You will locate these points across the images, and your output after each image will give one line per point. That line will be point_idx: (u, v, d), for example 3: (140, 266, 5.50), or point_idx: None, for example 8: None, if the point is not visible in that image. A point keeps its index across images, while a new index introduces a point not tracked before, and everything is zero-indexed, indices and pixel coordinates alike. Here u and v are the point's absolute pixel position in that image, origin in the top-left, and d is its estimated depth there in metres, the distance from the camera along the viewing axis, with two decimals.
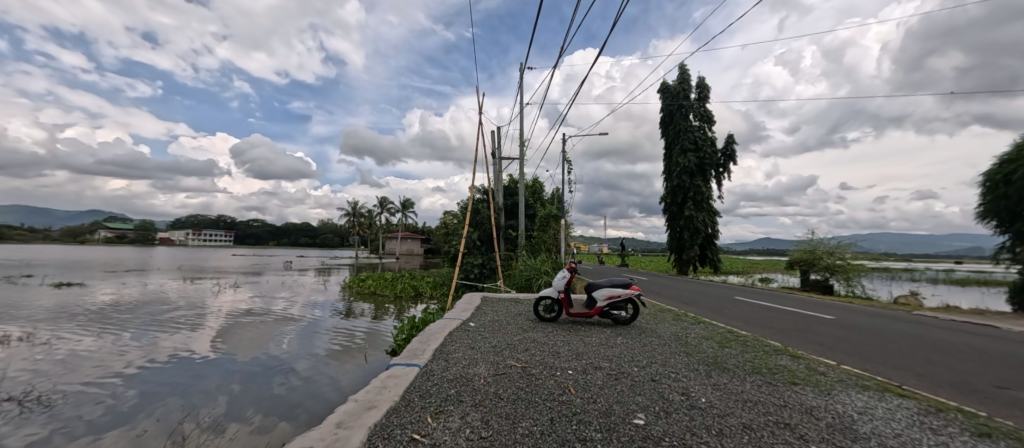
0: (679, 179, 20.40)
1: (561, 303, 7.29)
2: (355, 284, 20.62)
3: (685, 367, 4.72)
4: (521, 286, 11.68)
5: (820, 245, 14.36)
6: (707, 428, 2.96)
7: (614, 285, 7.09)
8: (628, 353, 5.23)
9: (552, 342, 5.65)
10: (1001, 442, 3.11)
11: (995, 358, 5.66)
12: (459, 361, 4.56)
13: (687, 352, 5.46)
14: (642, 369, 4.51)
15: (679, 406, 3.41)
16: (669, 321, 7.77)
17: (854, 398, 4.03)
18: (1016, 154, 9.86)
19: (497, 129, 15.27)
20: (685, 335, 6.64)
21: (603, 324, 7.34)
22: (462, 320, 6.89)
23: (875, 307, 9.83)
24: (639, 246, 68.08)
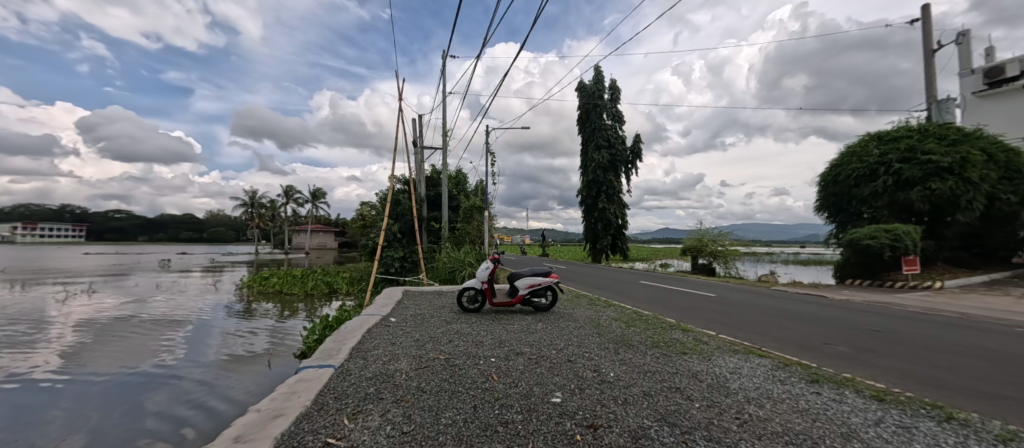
0: (594, 174, 21.95)
1: (484, 292, 7.62)
2: (257, 284, 18.92)
3: (597, 346, 5.38)
4: (445, 279, 11.85)
5: (706, 234, 16.58)
6: (614, 399, 3.52)
7: (535, 274, 7.63)
8: (549, 337, 5.78)
9: (476, 332, 6.03)
10: (824, 385, 4.17)
11: (825, 320, 7.31)
12: (378, 358, 4.67)
13: (598, 333, 6.18)
14: (560, 351, 5.07)
15: (592, 381, 3.96)
16: (585, 306, 8.58)
17: (727, 361, 4.97)
18: (840, 160, 12.50)
19: (418, 119, 15.09)
20: (597, 317, 7.42)
21: (524, 311, 7.90)
22: (382, 317, 6.90)
23: (747, 285, 11.79)
24: (557, 235, 71.60)
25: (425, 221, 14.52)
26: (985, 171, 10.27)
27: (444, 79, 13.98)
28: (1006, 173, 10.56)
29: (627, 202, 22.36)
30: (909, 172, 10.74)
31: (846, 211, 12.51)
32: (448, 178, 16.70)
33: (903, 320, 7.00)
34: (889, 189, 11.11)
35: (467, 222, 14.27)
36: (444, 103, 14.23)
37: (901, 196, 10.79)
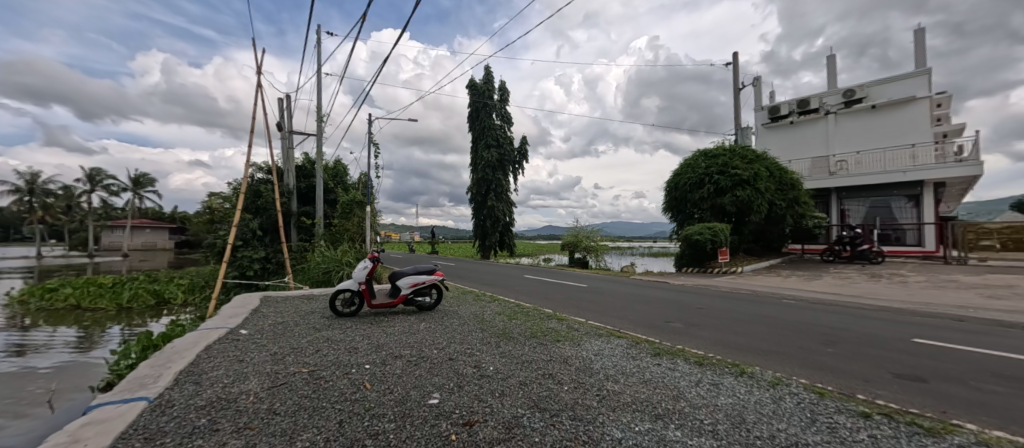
0: (484, 172, 22.49)
1: (362, 294, 7.33)
2: (41, 297, 14.62)
3: (479, 342, 5.60)
4: (318, 280, 10.95)
5: (581, 231, 18.39)
6: (492, 392, 3.58)
7: (418, 273, 7.59)
8: (431, 338, 5.81)
9: (351, 339, 5.73)
10: (664, 356, 5.01)
11: (668, 302, 8.75)
12: (220, 380, 4.03)
13: (481, 328, 6.46)
14: (442, 351, 5.13)
15: (472, 378, 4.05)
16: (470, 302, 8.83)
17: (594, 345, 5.66)
18: (681, 170, 15.12)
19: (286, 101, 13.59)
20: (481, 312, 7.72)
21: (407, 311, 7.80)
22: (229, 330, 6.11)
23: (612, 275, 13.49)
24: (447, 232, 71.41)
25: (294, 215, 13.31)
26: (768, 183, 13.57)
27: (318, 59, 12.85)
28: (784, 185, 14.03)
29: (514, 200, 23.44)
30: (724, 182, 13.53)
31: (682, 212, 15.15)
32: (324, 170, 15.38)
33: (721, 299, 8.80)
34: (712, 196, 13.82)
35: (345, 218, 13.35)
36: (320, 87, 13.07)
37: (719, 201, 13.56)
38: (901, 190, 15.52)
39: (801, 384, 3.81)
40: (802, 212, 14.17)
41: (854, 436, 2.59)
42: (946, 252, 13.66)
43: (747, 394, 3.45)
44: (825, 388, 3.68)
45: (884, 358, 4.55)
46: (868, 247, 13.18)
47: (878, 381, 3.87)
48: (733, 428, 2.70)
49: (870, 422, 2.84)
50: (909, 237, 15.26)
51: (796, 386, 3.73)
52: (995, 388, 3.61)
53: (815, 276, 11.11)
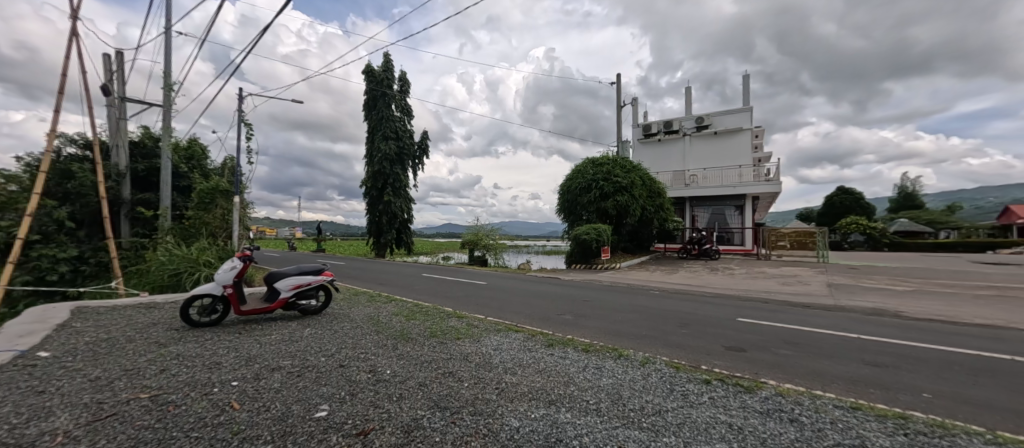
0: (380, 165, 21.45)
1: (229, 300, 6.48)
2: None
3: (374, 346, 5.43)
4: (166, 286, 9.08)
5: (482, 230, 18.80)
6: (389, 397, 3.52)
7: (303, 274, 6.97)
8: (320, 344, 5.43)
9: (214, 352, 4.93)
10: (554, 346, 5.52)
11: (558, 296, 9.54)
12: (8, 420, 3.06)
13: (377, 331, 6.26)
14: (330, 358, 4.78)
15: (366, 384, 3.88)
16: (364, 303, 8.48)
17: (493, 340, 5.96)
18: (572, 175, 16.50)
19: (118, 62, 11.20)
20: (375, 314, 7.46)
21: (287, 317, 7.08)
22: (21, 353, 4.72)
23: (508, 272, 14.06)
24: (336, 229, 66.00)
25: (127, 203, 11.08)
26: (641, 191, 15.68)
27: (170, 19, 10.81)
28: (653, 193, 16.30)
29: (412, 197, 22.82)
30: (607, 188, 15.20)
31: (571, 214, 16.47)
32: (178, 152, 13.03)
33: (603, 292, 9.88)
34: (597, 199, 15.37)
35: (204, 210, 11.02)
36: (169, 50, 11.02)
37: (603, 204, 15.16)
38: (732, 200, 19.12)
39: (664, 361, 4.55)
40: (665, 216, 16.60)
41: (699, 399, 3.26)
42: (759, 250, 17.25)
43: (624, 374, 4.03)
44: (680, 363, 4.46)
45: (719, 335, 5.66)
46: (709, 246, 15.98)
47: (715, 354, 4.82)
48: (613, 403, 3.18)
49: (710, 387, 3.59)
50: (737, 239, 18.89)
51: (659, 363, 4.47)
52: (786, 352, 4.81)
53: (673, 271, 13.11)
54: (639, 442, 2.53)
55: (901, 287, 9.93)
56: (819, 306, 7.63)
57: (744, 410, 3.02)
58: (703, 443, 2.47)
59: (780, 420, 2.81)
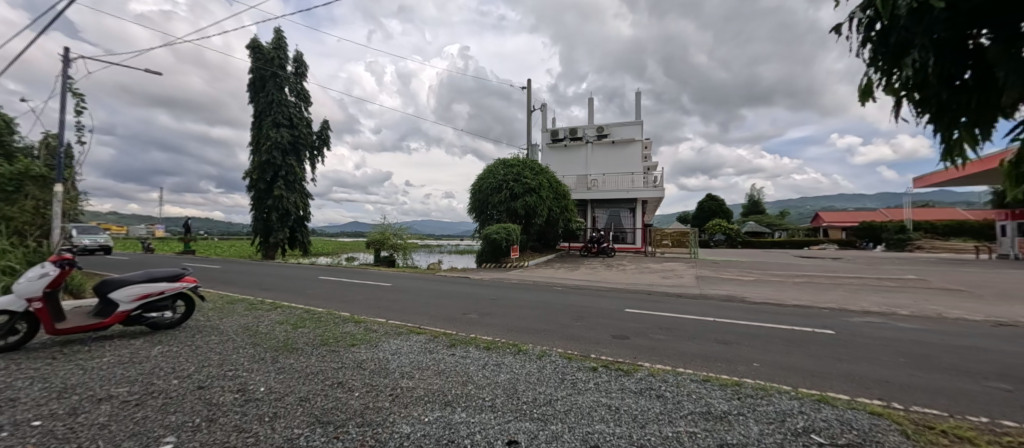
0: (270, 154, 19.26)
1: (35, 318, 4.87)
2: None
3: (248, 360, 4.44)
4: None
5: (388, 229, 17.99)
6: (260, 418, 2.97)
7: (153, 279, 5.61)
8: (173, 361, 4.39)
9: (7, 387, 3.64)
10: (464, 347, 5.14)
11: (464, 296, 9.53)
12: None
13: (255, 343, 5.18)
14: (184, 380, 3.79)
15: (231, 405, 3.19)
16: (240, 313, 7.26)
17: (394, 345, 5.24)
18: (484, 174, 16.72)
19: None
20: (254, 324, 6.35)
21: (130, 336, 5.60)
22: None
23: (415, 273, 13.64)
24: (214, 228, 57.68)
25: None
26: (549, 193, 16.48)
27: None
28: (559, 195, 17.23)
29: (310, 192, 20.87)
30: (517, 189, 15.69)
31: (482, 213, 16.62)
32: None
33: (509, 290, 10.15)
34: (508, 200, 15.75)
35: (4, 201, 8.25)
36: None
37: (513, 204, 15.58)
38: (626, 204, 21.10)
39: (558, 353, 4.86)
40: (568, 216, 17.69)
41: (586, 385, 3.55)
42: (647, 249, 19.33)
43: (522, 368, 4.18)
44: (573, 354, 4.80)
45: (609, 326, 6.19)
46: (606, 245, 17.46)
47: (604, 343, 5.26)
48: (508, 398, 3.26)
49: (595, 373, 3.92)
50: (629, 238, 20.90)
51: (554, 355, 4.76)
52: (661, 336, 5.47)
53: (574, 268, 14.02)
54: (529, 432, 2.62)
55: (748, 278, 11.95)
56: (688, 295, 8.86)
57: (622, 392, 3.36)
58: (586, 426, 2.68)
59: (649, 397, 3.20)
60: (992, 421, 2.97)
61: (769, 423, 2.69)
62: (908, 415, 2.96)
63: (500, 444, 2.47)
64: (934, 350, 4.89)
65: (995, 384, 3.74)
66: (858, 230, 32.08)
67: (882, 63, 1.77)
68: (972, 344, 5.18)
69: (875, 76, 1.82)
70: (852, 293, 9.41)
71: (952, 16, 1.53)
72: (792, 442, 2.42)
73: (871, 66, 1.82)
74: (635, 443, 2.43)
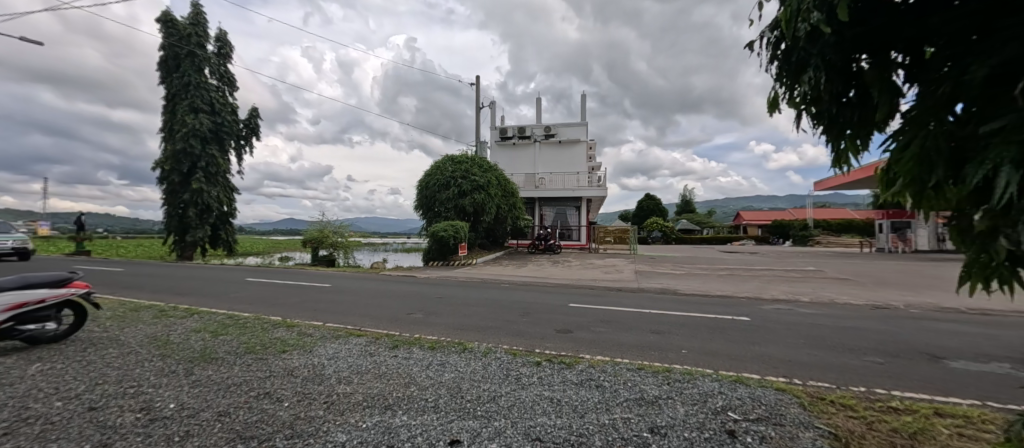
0: (186, 143, 17.43)
1: None
2: None
3: (155, 374, 3.90)
4: None
5: (327, 226, 17.06)
6: (169, 438, 2.67)
7: (29, 286, 4.85)
8: (56, 380, 3.76)
9: None
10: (408, 349, 4.92)
11: (408, 296, 9.29)
12: None
13: (163, 355, 4.49)
14: (72, 401, 3.28)
15: (132, 426, 2.83)
16: (145, 322, 6.20)
17: (329, 349, 4.81)
18: (432, 170, 16.42)
19: None
20: (162, 334, 5.45)
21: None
22: None
23: (357, 273, 13.06)
24: (120, 225, 51.26)
25: None
26: (497, 190, 16.51)
27: None
28: (507, 193, 17.34)
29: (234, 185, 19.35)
30: (465, 186, 15.59)
31: (429, 210, 16.28)
32: None
33: (455, 288, 10.06)
34: (455, 197, 15.58)
35: None
36: None
37: (461, 201, 15.43)
38: (571, 202, 21.73)
39: (503, 349, 4.91)
40: (516, 214, 17.89)
41: (530, 380, 3.62)
42: (591, 246, 20.10)
43: (466, 366, 4.16)
44: (517, 350, 4.87)
45: (553, 320, 6.36)
46: (552, 242, 17.95)
47: (548, 338, 5.39)
48: (451, 397, 3.25)
49: (539, 367, 4.01)
50: (574, 235, 21.59)
51: (499, 351, 4.81)
52: (601, 329, 5.71)
53: (521, 265, 14.23)
54: (472, 430, 2.62)
55: (680, 271, 12.84)
56: (628, 289, 9.34)
57: (563, 384, 3.48)
58: (528, 420, 2.74)
59: (588, 388, 3.33)
60: (869, 389, 3.45)
61: (695, 404, 2.91)
62: (805, 389, 3.34)
63: (441, 445, 2.44)
64: (827, 331, 5.58)
65: (871, 358, 4.36)
66: (770, 228, 35.92)
67: (786, 77, 1.90)
68: (857, 325, 5.98)
69: (780, 90, 1.96)
70: (766, 283, 10.46)
71: (839, 41, 1.66)
72: (712, 420, 2.64)
73: (777, 81, 1.95)
74: (575, 433, 2.51)
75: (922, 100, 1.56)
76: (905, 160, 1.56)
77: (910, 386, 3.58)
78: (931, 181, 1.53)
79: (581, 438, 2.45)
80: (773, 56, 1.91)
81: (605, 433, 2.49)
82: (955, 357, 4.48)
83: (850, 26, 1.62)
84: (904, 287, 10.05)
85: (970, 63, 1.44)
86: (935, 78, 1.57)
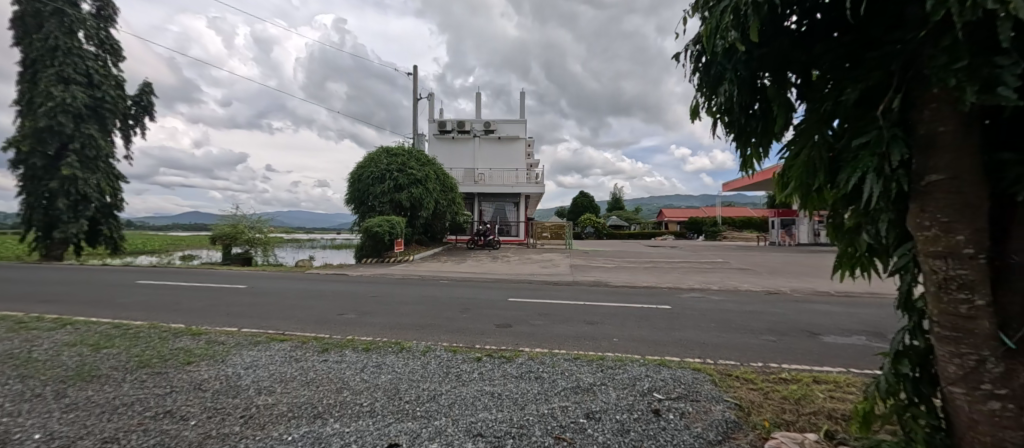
0: (53, 119, 14.81)
1: None
2: None
3: (11, 400, 3.25)
4: None
5: (242, 221, 15.65)
6: None
7: None
8: None
9: None
10: (337, 352, 4.69)
11: (337, 295, 8.79)
12: None
13: (25, 377, 3.77)
14: None
15: None
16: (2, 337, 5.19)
17: (244, 357, 4.39)
18: (365, 162, 15.73)
19: None
20: (22, 352, 4.56)
21: None
22: None
23: (278, 272, 12.07)
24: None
25: None
26: (435, 185, 16.23)
27: None
28: (446, 187, 17.12)
29: (120, 172, 16.88)
30: (402, 180, 15.11)
31: (361, 204, 15.55)
32: None
33: (390, 286, 9.73)
34: (391, 191, 15.06)
35: None
36: None
37: (397, 196, 14.95)
38: (509, 198, 22.00)
39: (442, 347, 4.86)
40: (455, 209, 17.69)
41: (470, 376, 3.63)
42: (529, 241, 20.52)
43: (403, 367, 4.05)
44: (457, 347, 4.85)
45: (491, 316, 6.42)
46: (491, 238, 17.94)
47: (488, 333, 5.43)
48: (388, 400, 3.15)
49: (479, 363, 4.03)
50: (513, 231, 21.89)
51: (438, 349, 4.74)
52: (539, 322, 5.88)
53: (460, 261, 14.13)
54: (411, 432, 2.57)
55: (610, 265, 13.61)
56: (564, 283, 9.68)
57: (503, 378, 3.54)
58: (469, 416, 2.75)
59: (527, 380, 3.43)
60: (765, 364, 3.95)
61: (625, 388, 3.11)
62: (716, 367, 3.73)
63: None
64: (733, 315, 6.28)
65: (767, 337, 4.98)
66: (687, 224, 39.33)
67: (704, 87, 2.07)
68: (756, 308, 6.78)
69: (700, 99, 2.14)
70: (685, 274, 11.44)
71: (750, 59, 1.84)
72: (639, 402, 2.84)
73: (697, 90, 2.13)
74: (515, 425, 2.57)
75: (811, 114, 1.80)
76: (797, 167, 1.81)
77: (797, 359, 4.15)
78: (816, 184, 1.80)
79: (522, 429, 2.51)
80: (695, 68, 2.08)
81: (544, 423, 2.58)
82: (828, 332, 5.28)
83: (758, 47, 1.82)
84: (792, 274, 11.62)
85: (847, 87, 1.68)
86: (820, 97, 1.82)
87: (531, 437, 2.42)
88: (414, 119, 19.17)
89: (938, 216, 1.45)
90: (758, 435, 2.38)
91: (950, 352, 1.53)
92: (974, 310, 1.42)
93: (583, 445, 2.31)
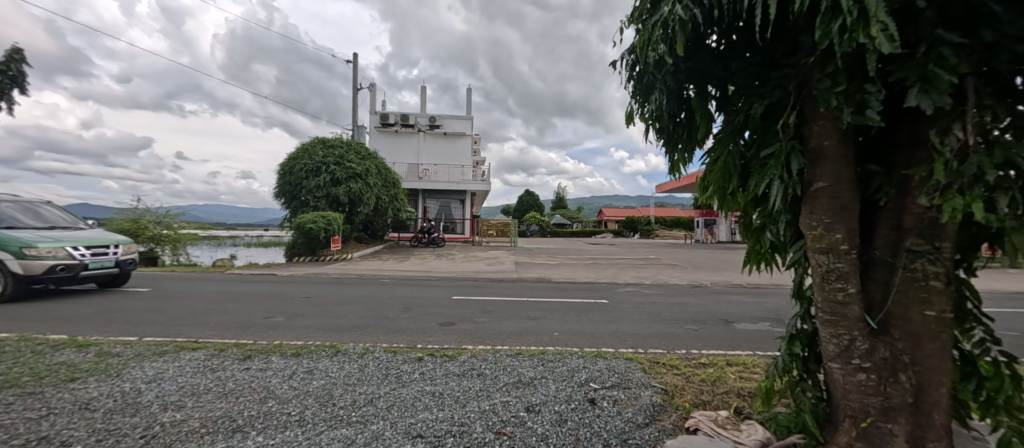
0: None
1: None
2: None
3: None
4: None
5: (145, 215, 13.99)
6: None
7: None
8: None
9: None
10: (260, 359, 4.37)
11: (262, 297, 8.17)
12: None
13: None
14: None
15: None
16: None
17: (145, 370, 3.92)
18: (297, 153, 14.79)
19: None
20: None
21: None
22: None
23: (190, 273, 10.96)
24: None
25: None
26: (376, 179, 15.63)
27: None
28: (388, 182, 16.56)
29: None
30: (340, 173, 14.40)
31: (293, 198, 14.59)
32: None
33: (324, 286, 9.23)
34: (327, 185, 14.27)
35: None
36: None
37: (333, 190, 14.19)
38: (454, 195, 21.78)
39: (381, 348, 4.70)
40: (397, 206, 17.13)
41: (411, 377, 3.56)
42: (474, 239, 20.44)
43: (338, 371, 3.88)
44: (397, 347, 4.73)
45: (434, 314, 6.33)
46: (436, 235, 17.58)
47: (430, 332, 5.35)
48: (319, 407, 3.00)
49: (421, 363, 3.97)
50: (458, 228, 21.70)
51: (378, 351, 4.59)
52: (482, 319, 5.90)
53: (402, 258, 13.75)
54: (345, 439, 2.47)
55: (552, 262, 13.97)
56: (508, 280, 9.78)
57: (445, 376, 3.51)
58: (409, 418, 2.71)
59: (469, 377, 3.44)
60: (687, 350, 4.29)
61: (564, 380, 3.23)
62: (647, 356, 3.99)
63: None
64: (663, 307, 6.75)
65: (690, 326, 5.41)
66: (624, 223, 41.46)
67: (637, 95, 2.20)
68: (681, 300, 7.33)
69: (634, 106, 2.28)
70: (621, 270, 12.06)
71: (676, 71, 1.98)
72: (576, 393, 2.97)
73: (632, 97, 2.27)
74: (457, 422, 2.58)
75: (726, 124, 1.98)
76: (716, 171, 2.00)
77: (716, 345, 4.55)
78: (730, 187, 2.00)
79: (464, 427, 2.51)
80: (630, 76, 2.21)
81: (485, 419, 2.61)
82: (740, 320, 5.85)
83: (683, 61, 1.97)
84: (714, 269, 12.71)
85: (755, 102, 1.88)
86: (734, 110, 2.01)
87: (472, 434, 2.43)
88: (354, 110, 18.30)
89: (823, 218, 1.67)
90: (680, 415, 2.58)
91: (829, 333, 1.76)
92: (848, 297, 1.66)
93: (521, 437, 2.37)
